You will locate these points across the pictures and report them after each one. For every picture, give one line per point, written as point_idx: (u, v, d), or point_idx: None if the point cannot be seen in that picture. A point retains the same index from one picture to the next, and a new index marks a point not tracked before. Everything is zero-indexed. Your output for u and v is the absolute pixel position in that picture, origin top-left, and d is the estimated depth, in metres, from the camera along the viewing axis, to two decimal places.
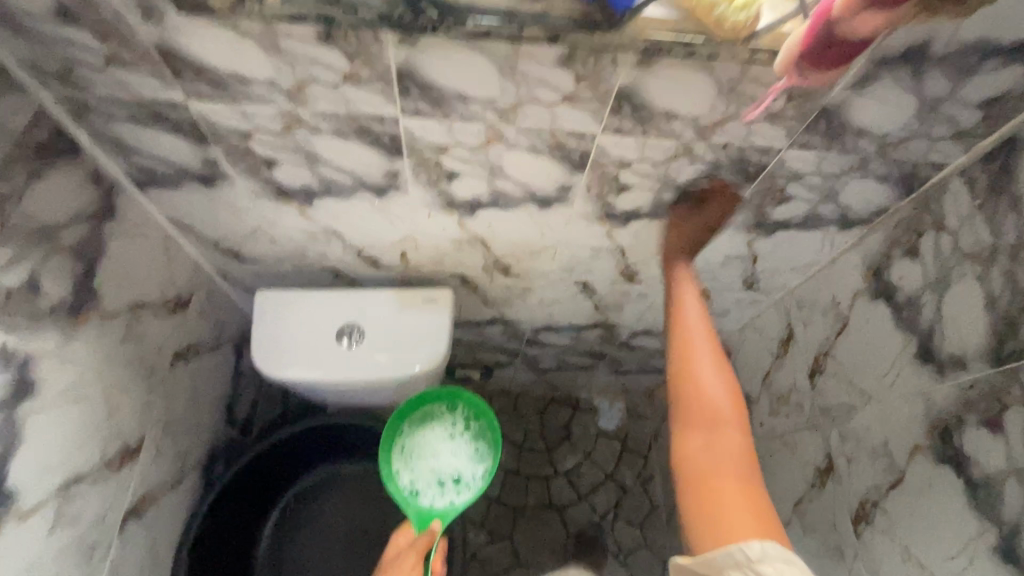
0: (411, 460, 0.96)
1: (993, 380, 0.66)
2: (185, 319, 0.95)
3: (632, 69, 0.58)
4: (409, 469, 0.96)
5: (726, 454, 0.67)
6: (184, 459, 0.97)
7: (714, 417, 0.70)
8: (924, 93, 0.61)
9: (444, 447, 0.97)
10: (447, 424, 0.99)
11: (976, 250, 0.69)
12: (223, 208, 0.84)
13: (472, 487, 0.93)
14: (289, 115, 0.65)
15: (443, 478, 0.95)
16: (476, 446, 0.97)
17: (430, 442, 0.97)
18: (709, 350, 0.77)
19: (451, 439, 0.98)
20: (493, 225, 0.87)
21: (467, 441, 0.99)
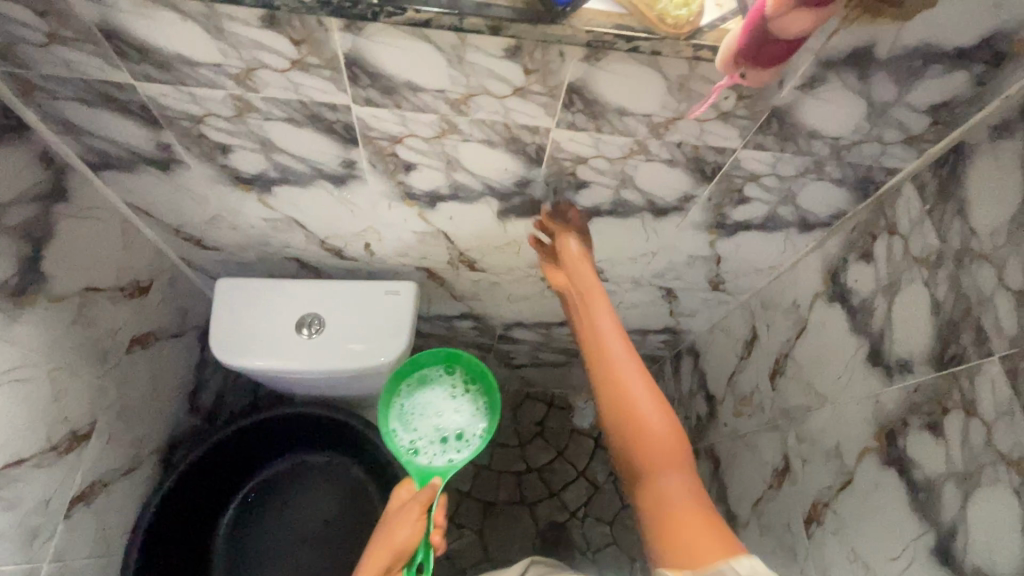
0: (409, 420, 0.87)
1: (936, 383, 0.66)
2: (144, 304, 0.94)
3: (580, 63, 0.57)
4: (408, 429, 0.86)
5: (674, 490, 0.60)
6: (140, 446, 0.96)
7: (658, 451, 0.62)
8: (873, 97, 0.61)
9: (444, 406, 0.87)
10: (447, 386, 0.90)
11: (925, 255, 0.69)
12: (181, 193, 0.83)
13: (473, 444, 0.82)
14: (240, 100, 0.65)
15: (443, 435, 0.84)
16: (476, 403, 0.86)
17: (429, 404, 0.88)
18: (631, 363, 0.68)
19: (450, 399, 0.88)
20: (454, 218, 0.87)
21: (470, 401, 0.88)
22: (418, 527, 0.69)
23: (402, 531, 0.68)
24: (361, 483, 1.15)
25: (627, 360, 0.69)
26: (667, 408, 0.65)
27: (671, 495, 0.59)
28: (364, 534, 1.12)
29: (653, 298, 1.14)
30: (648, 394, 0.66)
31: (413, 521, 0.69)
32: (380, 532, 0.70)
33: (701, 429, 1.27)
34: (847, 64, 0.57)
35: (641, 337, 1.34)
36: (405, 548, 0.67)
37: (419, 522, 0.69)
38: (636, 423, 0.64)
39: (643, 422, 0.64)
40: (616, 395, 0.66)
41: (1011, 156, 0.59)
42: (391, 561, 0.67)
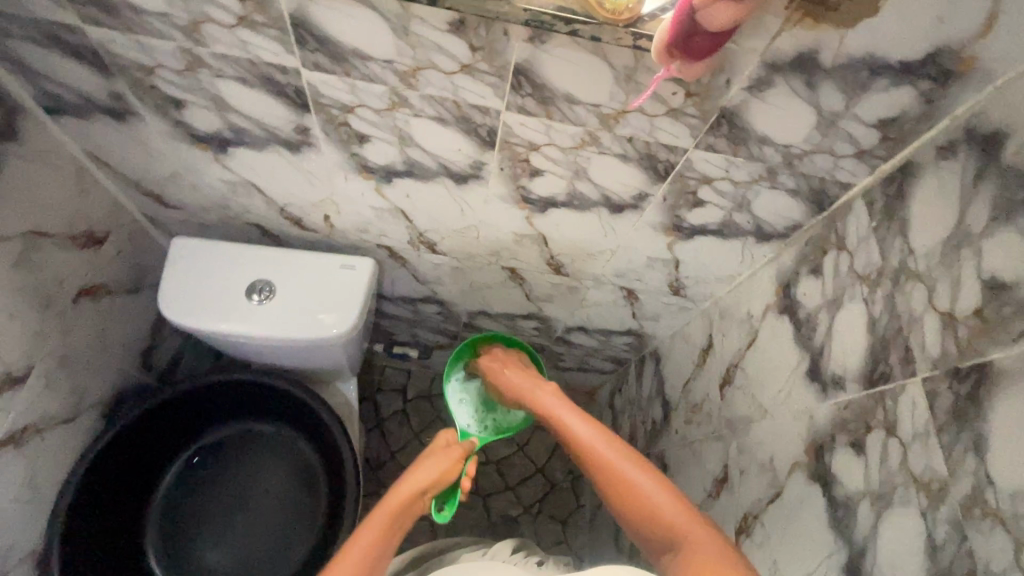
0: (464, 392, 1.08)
1: (863, 402, 0.66)
2: (97, 255, 0.94)
3: (525, 44, 0.57)
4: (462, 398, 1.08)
5: (704, 556, 0.63)
6: (81, 396, 0.96)
7: (678, 525, 0.69)
8: (821, 106, 0.60)
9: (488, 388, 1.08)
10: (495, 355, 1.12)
11: (867, 271, 0.68)
12: (138, 147, 0.83)
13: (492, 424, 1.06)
14: (190, 54, 0.64)
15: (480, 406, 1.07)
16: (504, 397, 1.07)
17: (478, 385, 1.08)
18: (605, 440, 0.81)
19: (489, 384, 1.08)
20: (412, 196, 0.86)
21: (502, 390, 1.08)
22: (457, 466, 0.89)
23: (447, 463, 0.88)
24: (306, 456, 1.15)
25: (603, 442, 0.81)
26: (676, 493, 0.73)
27: (699, 556, 0.63)
28: (304, 507, 1.12)
29: (615, 298, 1.13)
30: (657, 481, 0.74)
31: (456, 461, 0.89)
32: (429, 457, 0.88)
33: (654, 435, 1.27)
34: (792, 68, 0.56)
35: (605, 337, 1.34)
36: (445, 480, 0.86)
37: (460, 462, 0.89)
38: (645, 505, 0.72)
39: (652, 503, 0.72)
40: (614, 476, 0.77)
41: (952, 178, 0.58)
42: (431, 485, 0.84)
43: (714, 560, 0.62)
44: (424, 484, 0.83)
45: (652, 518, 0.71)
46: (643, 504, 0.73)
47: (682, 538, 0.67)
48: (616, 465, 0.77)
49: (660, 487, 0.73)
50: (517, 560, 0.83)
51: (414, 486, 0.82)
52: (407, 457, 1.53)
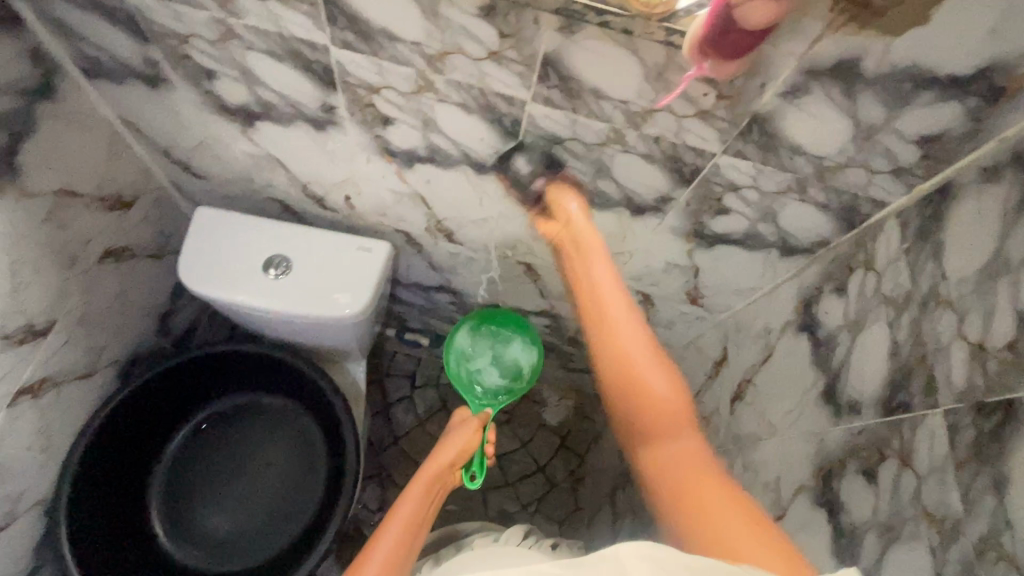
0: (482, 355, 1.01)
1: (878, 429, 0.63)
2: (123, 218, 0.96)
3: (555, 34, 0.56)
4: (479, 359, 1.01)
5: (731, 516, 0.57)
6: (98, 354, 0.98)
7: (671, 422, 0.70)
8: (859, 118, 0.58)
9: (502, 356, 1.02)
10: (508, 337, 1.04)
11: (894, 294, 0.65)
12: (168, 114, 0.84)
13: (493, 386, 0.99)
14: (223, 24, 0.65)
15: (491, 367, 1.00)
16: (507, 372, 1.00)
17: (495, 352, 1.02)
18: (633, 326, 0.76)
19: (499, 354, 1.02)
20: (432, 182, 0.86)
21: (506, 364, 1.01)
22: (476, 437, 0.92)
23: (466, 436, 0.92)
24: (310, 433, 1.16)
25: (632, 330, 0.76)
26: (678, 386, 0.72)
27: (686, 460, 0.66)
28: (304, 483, 1.13)
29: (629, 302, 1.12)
30: (663, 376, 0.73)
31: (472, 433, 0.92)
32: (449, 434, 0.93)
33: None
34: (832, 75, 0.54)
35: None
36: (467, 451, 0.90)
37: (478, 433, 0.92)
38: (646, 398, 0.72)
39: (652, 399, 0.71)
40: (628, 369, 0.74)
41: (994, 203, 0.55)
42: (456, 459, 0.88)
43: (700, 467, 0.64)
44: (447, 459, 0.88)
45: (648, 411, 0.71)
46: (643, 396, 0.72)
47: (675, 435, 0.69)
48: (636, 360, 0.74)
49: (664, 381, 0.72)
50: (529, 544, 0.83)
51: (438, 461, 0.88)
52: (409, 444, 1.54)
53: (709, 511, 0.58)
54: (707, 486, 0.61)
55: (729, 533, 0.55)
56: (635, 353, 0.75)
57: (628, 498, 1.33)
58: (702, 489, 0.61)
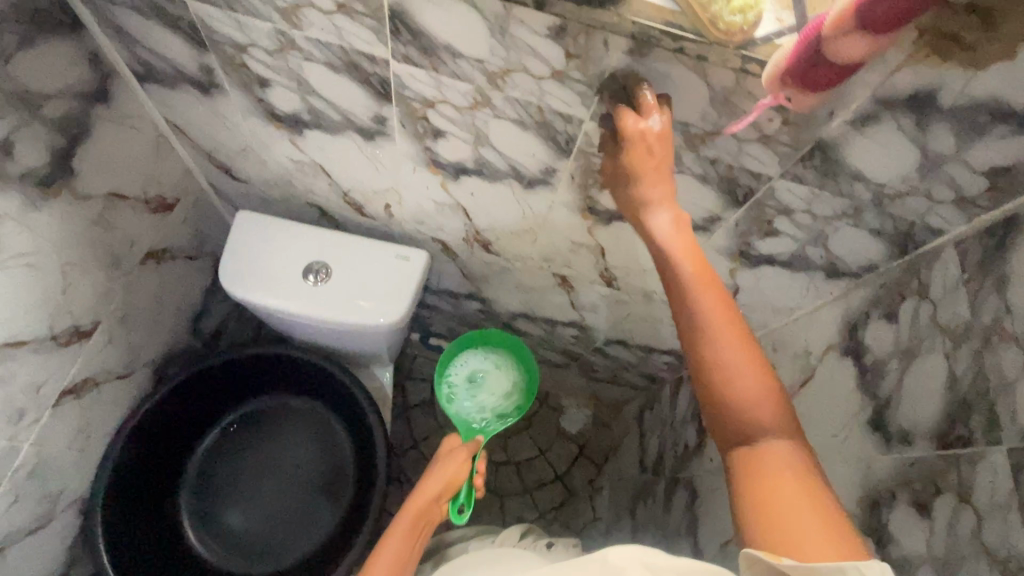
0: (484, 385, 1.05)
1: (933, 462, 0.63)
2: (165, 220, 0.96)
3: (624, 56, 0.55)
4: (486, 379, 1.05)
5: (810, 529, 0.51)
6: (136, 354, 0.99)
7: (758, 415, 0.58)
8: (927, 148, 0.57)
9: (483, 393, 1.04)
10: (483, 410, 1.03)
11: (951, 325, 0.65)
12: (217, 120, 0.84)
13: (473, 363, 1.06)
14: (284, 36, 0.65)
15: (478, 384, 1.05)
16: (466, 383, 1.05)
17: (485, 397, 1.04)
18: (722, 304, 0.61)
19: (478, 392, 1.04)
20: (476, 194, 0.86)
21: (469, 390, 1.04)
22: (465, 467, 0.87)
23: (454, 468, 0.86)
24: (338, 437, 1.16)
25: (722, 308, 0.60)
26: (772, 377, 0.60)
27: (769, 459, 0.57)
28: (331, 487, 1.13)
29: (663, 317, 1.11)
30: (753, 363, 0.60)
31: (462, 463, 0.87)
32: (436, 464, 0.88)
33: (686, 460, 1.24)
34: (906, 105, 0.53)
35: (645, 353, 1.31)
36: (457, 482, 0.85)
37: (467, 463, 0.87)
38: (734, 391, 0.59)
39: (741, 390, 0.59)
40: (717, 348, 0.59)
41: None
42: (445, 489, 0.84)
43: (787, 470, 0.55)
44: (435, 490, 0.83)
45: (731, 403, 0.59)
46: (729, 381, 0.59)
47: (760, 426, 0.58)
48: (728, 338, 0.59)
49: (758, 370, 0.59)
50: (528, 546, 0.82)
51: (425, 495, 0.82)
52: (430, 448, 1.55)
53: (780, 507, 0.53)
54: (791, 490, 0.54)
55: (805, 539, 0.50)
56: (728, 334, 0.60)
57: (650, 511, 1.32)
58: (786, 496, 0.54)
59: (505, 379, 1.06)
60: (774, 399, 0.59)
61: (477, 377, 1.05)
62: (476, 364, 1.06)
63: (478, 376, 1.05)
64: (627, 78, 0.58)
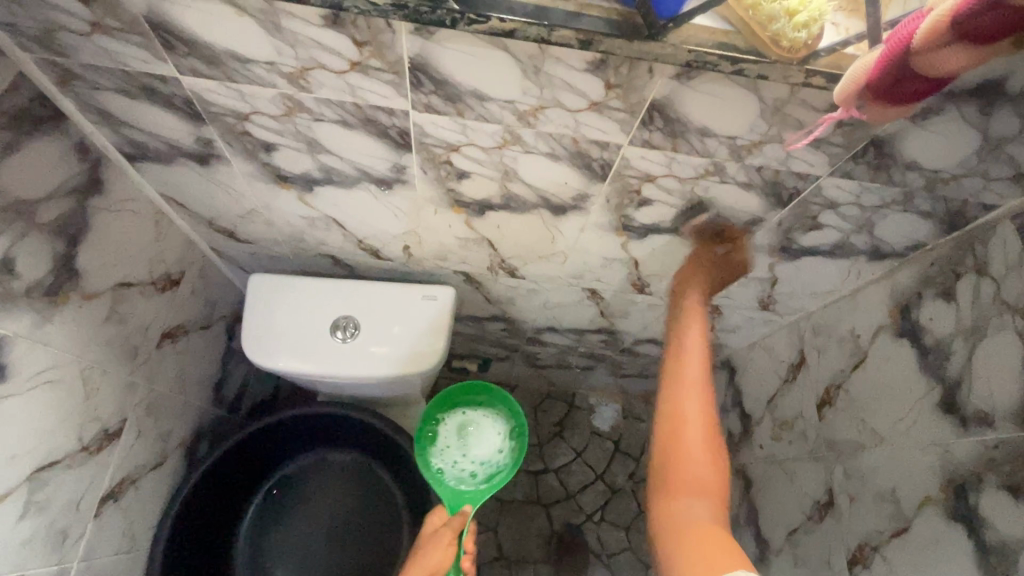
0: (458, 426, 0.99)
1: (1019, 444, 0.62)
2: (175, 297, 0.91)
3: (669, 80, 0.52)
4: (451, 431, 0.99)
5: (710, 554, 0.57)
6: (167, 440, 0.94)
7: (697, 485, 0.67)
8: (988, 131, 0.55)
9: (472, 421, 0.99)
10: (488, 416, 1.00)
11: (1020, 302, 0.63)
12: (218, 188, 0.79)
13: (445, 459, 0.97)
14: (290, 99, 0.60)
15: (462, 434, 0.98)
16: (470, 452, 0.97)
17: (467, 414, 1.00)
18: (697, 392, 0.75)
19: (469, 433, 0.98)
20: (502, 227, 0.82)
21: (477, 443, 0.97)
22: (450, 551, 0.84)
23: (438, 554, 0.83)
24: (383, 483, 1.13)
25: (693, 401, 0.74)
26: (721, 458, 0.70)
27: (694, 521, 0.63)
28: (385, 535, 1.10)
29: None
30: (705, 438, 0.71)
31: (447, 547, 0.84)
32: (421, 548, 0.86)
33: (734, 448, 1.24)
34: (971, 94, 0.51)
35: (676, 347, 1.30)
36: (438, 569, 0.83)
37: (451, 545, 0.84)
38: (682, 463, 0.70)
39: (688, 464, 0.69)
40: (673, 425, 0.73)
41: None
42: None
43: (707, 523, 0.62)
44: None
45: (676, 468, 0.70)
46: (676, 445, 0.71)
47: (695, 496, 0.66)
48: (680, 412, 0.73)
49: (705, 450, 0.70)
50: None
51: None
52: None
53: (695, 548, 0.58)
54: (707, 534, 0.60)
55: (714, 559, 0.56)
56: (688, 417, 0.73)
57: None
58: (705, 540, 0.59)
59: (470, 420, 1.00)
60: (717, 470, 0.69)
61: (467, 441, 0.97)
62: (449, 452, 0.97)
63: (461, 440, 0.98)
64: (653, 90, 0.53)
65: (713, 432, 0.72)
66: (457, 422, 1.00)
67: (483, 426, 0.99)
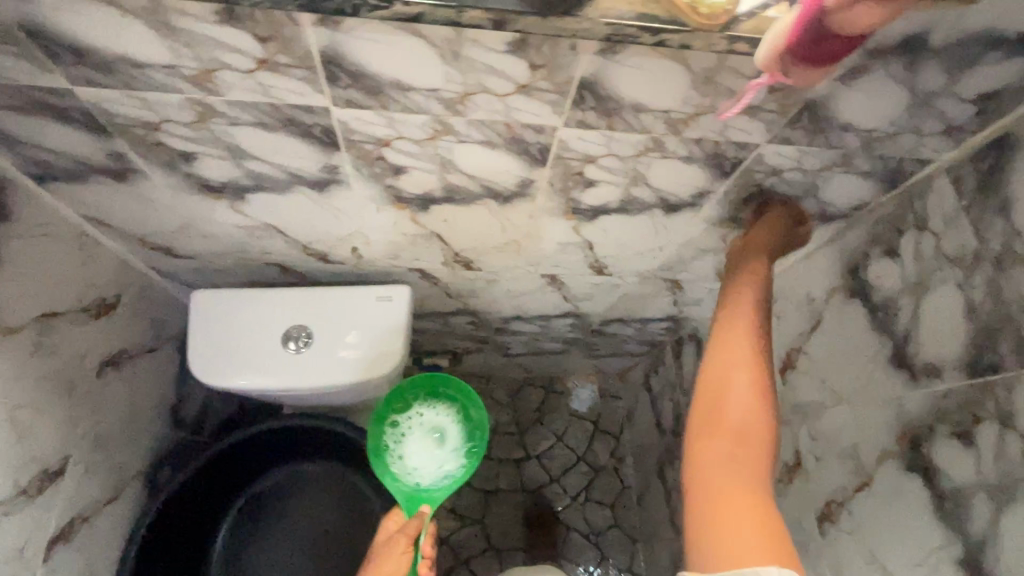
0: (440, 432, 0.97)
1: (967, 392, 0.63)
2: (113, 322, 0.86)
3: (595, 57, 0.50)
4: (439, 424, 0.98)
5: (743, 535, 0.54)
6: (122, 471, 0.90)
7: (742, 439, 0.62)
8: (916, 87, 0.55)
9: (444, 445, 0.96)
10: (444, 462, 0.94)
11: (959, 254, 0.64)
12: (143, 204, 0.74)
13: (423, 413, 0.99)
14: (200, 104, 0.56)
15: (433, 434, 0.97)
16: (413, 439, 0.96)
17: (449, 443, 0.96)
18: (748, 348, 0.68)
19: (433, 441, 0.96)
20: (449, 220, 0.80)
21: (418, 449, 0.95)
22: (405, 559, 0.83)
23: (393, 563, 0.83)
24: (358, 490, 1.11)
25: (745, 349, 0.68)
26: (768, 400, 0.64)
27: (734, 482, 0.59)
28: (365, 542, 1.09)
29: (657, 290, 1.09)
30: (756, 384, 0.65)
31: (402, 554, 0.83)
32: (377, 559, 0.85)
33: None
34: (895, 52, 0.51)
35: (643, 324, 1.31)
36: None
37: (406, 553, 0.83)
38: (725, 407, 0.64)
39: (734, 410, 0.64)
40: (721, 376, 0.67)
41: None
42: None
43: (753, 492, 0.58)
44: None
45: (716, 414, 0.64)
46: (718, 390, 0.66)
47: (737, 448, 0.61)
48: (729, 366, 0.67)
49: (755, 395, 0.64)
50: None
51: None
52: None
53: (726, 519, 0.56)
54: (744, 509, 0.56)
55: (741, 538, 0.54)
56: (735, 365, 0.67)
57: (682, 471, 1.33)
58: (738, 514, 0.56)
59: (445, 437, 0.97)
60: (766, 418, 0.63)
61: (426, 432, 0.97)
62: (427, 413, 0.99)
63: (430, 428, 0.97)
64: (580, 68, 0.51)
65: (762, 376, 0.66)
66: (443, 427, 0.98)
67: (434, 452, 0.95)
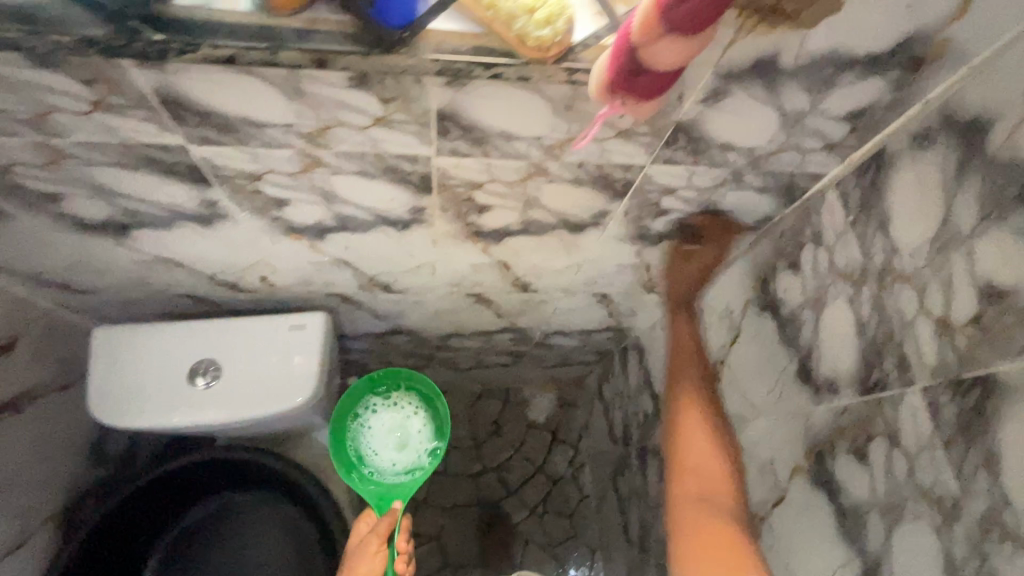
0: (404, 435, 0.93)
1: (861, 409, 0.63)
2: (9, 363, 0.83)
3: (444, 89, 0.48)
4: (405, 424, 0.94)
5: (722, 547, 0.71)
6: (29, 515, 0.87)
7: (711, 480, 0.78)
8: (784, 106, 0.54)
9: (406, 445, 0.92)
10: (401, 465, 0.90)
11: (849, 269, 0.64)
12: (23, 243, 0.71)
13: (392, 408, 0.95)
14: (47, 146, 0.54)
15: (397, 434, 0.93)
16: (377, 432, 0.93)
17: (409, 447, 0.92)
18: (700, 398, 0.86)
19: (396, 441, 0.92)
20: (350, 247, 0.78)
21: (380, 445, 0.92)
22: (378, 559, 0.80)
23: (367, 564, 0.80)
24: (292, 518, 1.08)
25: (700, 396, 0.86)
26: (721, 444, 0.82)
27: (714, 520, 0.74)
28: None
29: (588, 303, 1.08)
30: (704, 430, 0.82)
31: (374, 554, 0.80)
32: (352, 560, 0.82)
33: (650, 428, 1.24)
34: (752, 75, 0.50)
35: (585, 335, 1.29)
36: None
37: (380, 553, 0.80)
38: (707, 455, 0.80)
39: (705, 452, 0.81)
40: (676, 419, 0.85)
41: (931, 171, 0.54)
42: None
43: (723, 526, 0.73)
44: None
45: (687, 476, 0.79)
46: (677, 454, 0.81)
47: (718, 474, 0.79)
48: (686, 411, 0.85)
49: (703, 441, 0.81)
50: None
51: None
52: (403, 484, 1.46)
53: (711, 561, 0.71)
54: (725, 542, 0.72)
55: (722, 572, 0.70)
56: (693, 411, 0.84)
57: (630, 482, 1.32)
58: (719, 551, 0.71)
59: (408, 438, 0.93)
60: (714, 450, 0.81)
61: (391, 428, 0.93)
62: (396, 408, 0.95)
63: (395, 427, 0.93)
64: (432, 100, 0.50)
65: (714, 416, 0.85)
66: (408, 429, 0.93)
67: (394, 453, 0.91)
